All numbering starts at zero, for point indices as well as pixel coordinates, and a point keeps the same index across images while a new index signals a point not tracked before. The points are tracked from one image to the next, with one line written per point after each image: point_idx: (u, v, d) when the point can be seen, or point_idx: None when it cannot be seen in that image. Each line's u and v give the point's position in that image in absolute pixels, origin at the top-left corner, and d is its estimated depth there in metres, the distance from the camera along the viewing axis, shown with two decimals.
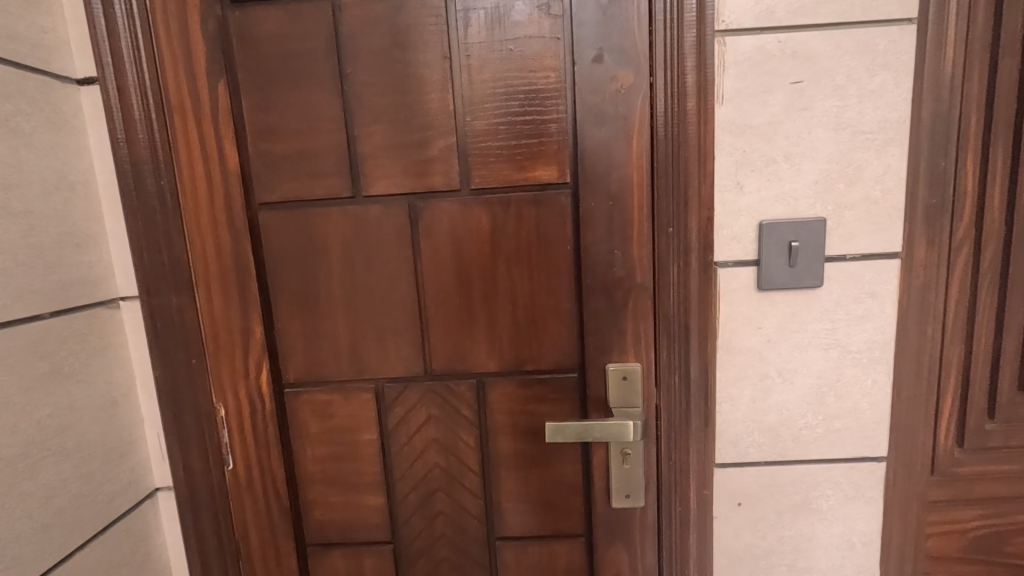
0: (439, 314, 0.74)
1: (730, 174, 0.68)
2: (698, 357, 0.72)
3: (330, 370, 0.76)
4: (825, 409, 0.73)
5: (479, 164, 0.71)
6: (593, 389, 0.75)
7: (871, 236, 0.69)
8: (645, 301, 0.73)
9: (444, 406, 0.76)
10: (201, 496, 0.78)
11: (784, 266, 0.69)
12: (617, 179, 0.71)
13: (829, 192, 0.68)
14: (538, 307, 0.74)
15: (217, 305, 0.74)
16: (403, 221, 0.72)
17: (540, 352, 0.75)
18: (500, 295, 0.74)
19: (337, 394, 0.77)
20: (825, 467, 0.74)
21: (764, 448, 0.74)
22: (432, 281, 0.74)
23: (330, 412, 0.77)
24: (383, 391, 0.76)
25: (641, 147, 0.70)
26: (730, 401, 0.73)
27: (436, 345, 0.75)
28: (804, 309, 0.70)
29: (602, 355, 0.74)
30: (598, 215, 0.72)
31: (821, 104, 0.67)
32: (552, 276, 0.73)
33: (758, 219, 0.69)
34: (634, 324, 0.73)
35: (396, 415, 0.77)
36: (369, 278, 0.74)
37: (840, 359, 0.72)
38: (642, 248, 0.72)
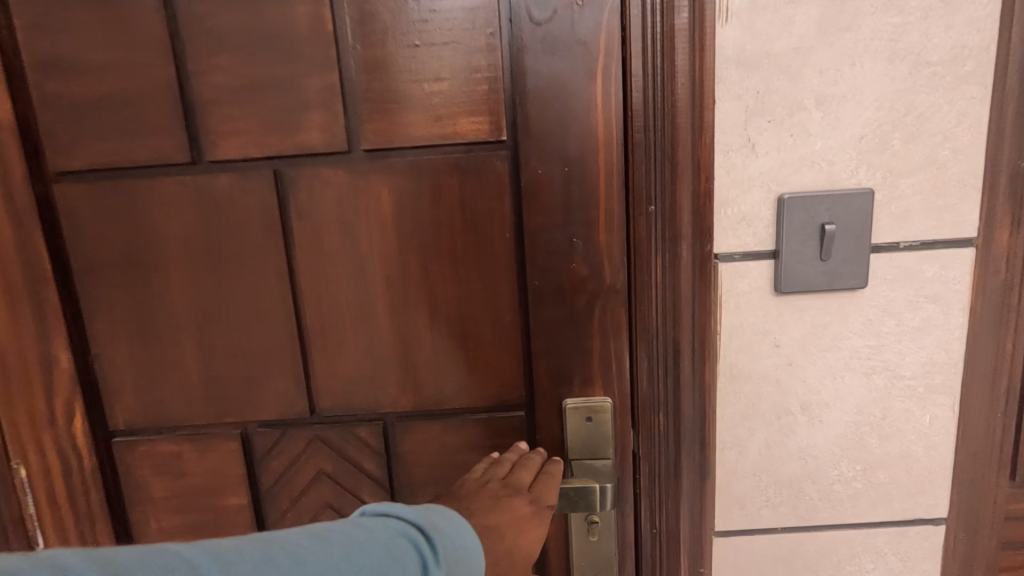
0: (327, 331, 0.53)
1: (739, 127, 0.47)
2: (692, 388, 0.51)
3: (177, 411, 0.54)
4: (866, 456, 0.53)
5: (376, 115, 0.49)
6: (546, 431, 0.55)
7: (936, 216, 0.48)
8: (617, 309, 0.52)
9: (338, 458, 0.55)
10: None
11: (814, 259, 0.48)
12: (575, 137, 0.49)
13: (878, 152, 0.47)
14: (467, 320, 0.53)
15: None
16: (265, 199, 0.50)
17: (472, 382, 0.54)
18: (412, 304, 0.52)
19: (188, 443, 0.55)
20: (863, 533, 0.54)
21: (782, 509, 0.54)
22: (313, 285, 0.52)
23: (181, 469, 0.56)
24: (251, 440, 0.55)
25: (609, 89, 0.48)
26: (736, 447, 0.53)
27: (325, 374, 0.53)
28: (840, 320, 0.50)
29: (557, 386, 0.54)
30: (551, 189, 0.50)
31: (870, 21, 0.46)
32: (487, 276, 0.52)
33: (779, 193, 0.48)
34: (602, 342, 0.53)
35: (274, 473, 0.56)
36: (222, 281, 0.52)
37: (888, 388, 0.52)
38: (612, 236, 0.51)
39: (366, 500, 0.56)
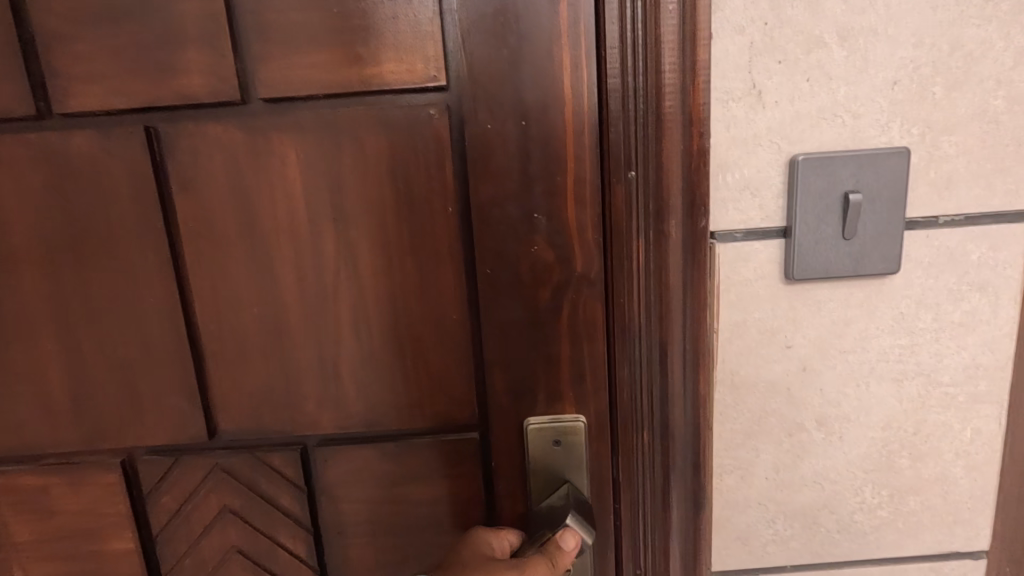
0: (228, 329, 0.47)
1: (742, 68, 0.37)
2: (683, 400, 0.41)
3: (39, 437, 0.51)
4: (895, 480, 0.43)
5: (280, 59, 0.41)
6: (504, 448, 0.47)
7: (986, 182, 0.39)
8: (592, 305, 0.43)
9: (238, 487, 0.50)
10: None
11: (836, 238, 0.38)
12: (533, 86, 0.40)
13: (915, 102, 0.38)
14: (396, 315, 0.45)
15: None
16: (128, 198, 0.45)
17: (406, 387, 0.47)
18: (327, 295, 0.45)
19: (56, 476, 0.52)
20: (889, 571, 0.45)
21: (793, 546, 0.44)
22: (205, 277, 0.46)
23: (56, 501, 0.53)
24: (139, 467, 0.51)
25: (575, 25, 0.39)
26: (738, 472, 0.43)
27: (230, 376, 0.48)
28: (865, 314, 0.40)
29: (519, 391, 0.45)
30: (503, 151, 0.41)
31: None
32: (424, 265, 0.44)
33: (791, 153, 0.38)
34: (574, 340, 0.44)
35: (167, 509, 0.52)
36: (88, 291, 0.47)
37: (923, 397, 0.42)
38: (584, 210, 0.41)
39: (271, 532, 0.51)
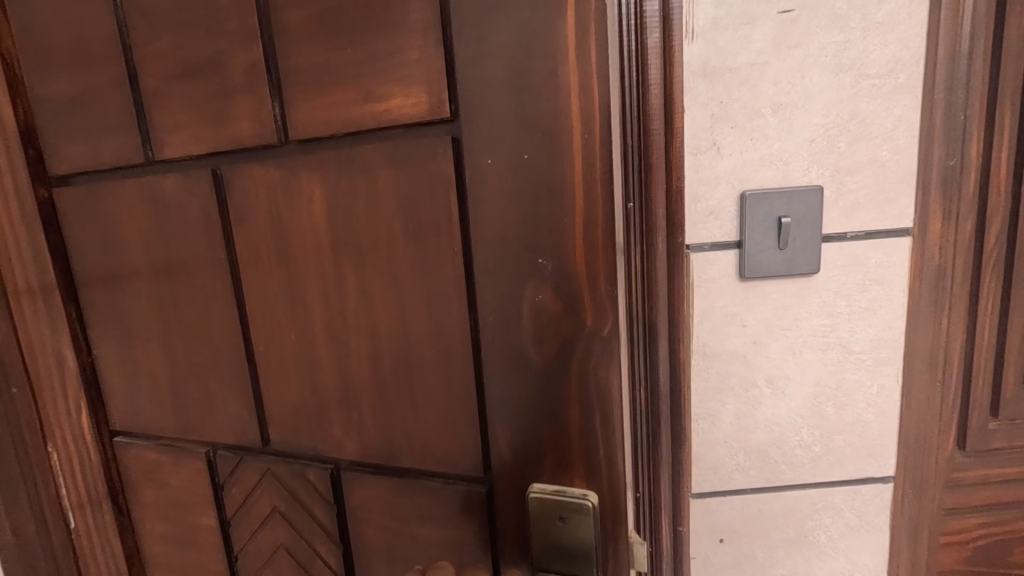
0: (278, 347, 0.62)
1: (706, 131, 0.54)
2: (670, 367, 0.57)
3: (154, 413, 0.70)
4: (824, 423, 0.59)
5: (318, 109, 0.54)
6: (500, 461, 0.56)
7: (879, 209, 0.55)
8: (594, 331, 0.53)
9: (282, 487, 0.66)
10: (36, 556, 0.74)
11: (773, 248, 0.55)
12: (537, 145, 0.49)
13: (827, 153, 0.54)
14: (409, 335, 0.57)
15: (26, 333, 0.69)
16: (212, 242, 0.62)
17: (422, 403, 0.58)
18: (356, 317, 0.58)
19: (167, 450, 0.70)
20: (821, 491, 0.61)
21: (750, 473, 0.60)
22: (257, 303, 0.61)
23: (163, 477, 0.71)
24: (216, 457, 0.68)
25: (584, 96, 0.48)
26: (709, 417, 0.59)
27: (277, 384, 0.63)
28: (798, 301, 0.57)
29: (532, 399, 0.54)
30: (511, 198, 0.51)
31: (817, 39, 0.52)
32: (431, 304, 0.55)
33: (741, 189, 0.54)
34: (584, 357, 0.53)
35: (235, 499, 0.69)
36: (184, 307, 0.65)
37: (842, 362, 0.58)
38: (596, 262, 0.51)
39: (305, 528, 0.67)
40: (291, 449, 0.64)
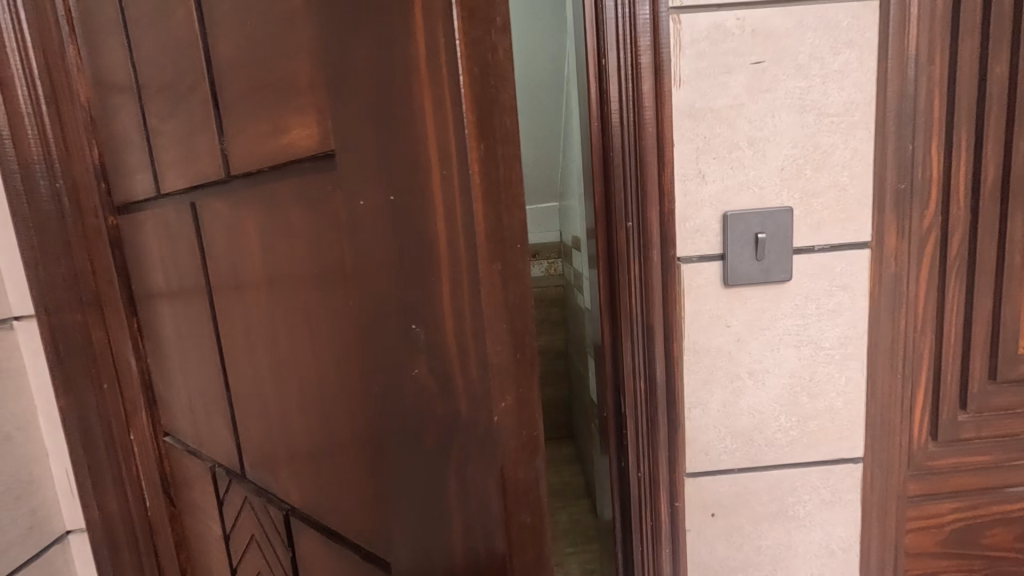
0: (235, 379, 0.59)
1: (692, 163, 0.63)
2: (665, 362, 0.67)
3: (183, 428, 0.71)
4: (799, 410, 0.69)
5: (243, 140, 0.49)
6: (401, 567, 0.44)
7: (842, 226, 0.65)
8: (477, 436, 0.37)
9: (258, 518, 0.63)
10: (119, 537, 0.75)
11: (751, 259, 0.64)
12: (396, 183, 0.35)
13: (795, 178, 0.64)
14: (319, 393, 0.49)
15: (102, 332, 0.71)
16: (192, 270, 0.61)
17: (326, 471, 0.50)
18: (277, 366, 0.53)
19: (194, 459, 0.70)
20: (799, 470, 0.70)
21: (736, 454, 0.69)
22: (223, 338, 0.59)
23: (191, 482, 0.72)
24: (217, 473, 0.67)
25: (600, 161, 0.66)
26: (700, 406, 0.68)
27: (246, 414, 0.59)
28: (774, 304, 0.66)
29: (420, 515, 0.41)
30: (382, 243, 0.38)
31: (784, 85, 0.62)
32: (334, 362, 0.46)
33: (723, 210, 0.64)
34: (461, 463, 0.38)
35: (227, 517, 0.68)
36: (183, 332, 0.65)
37: (813, 356, 0.68)
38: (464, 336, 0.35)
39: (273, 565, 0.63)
40: (261, 483, 0.60)
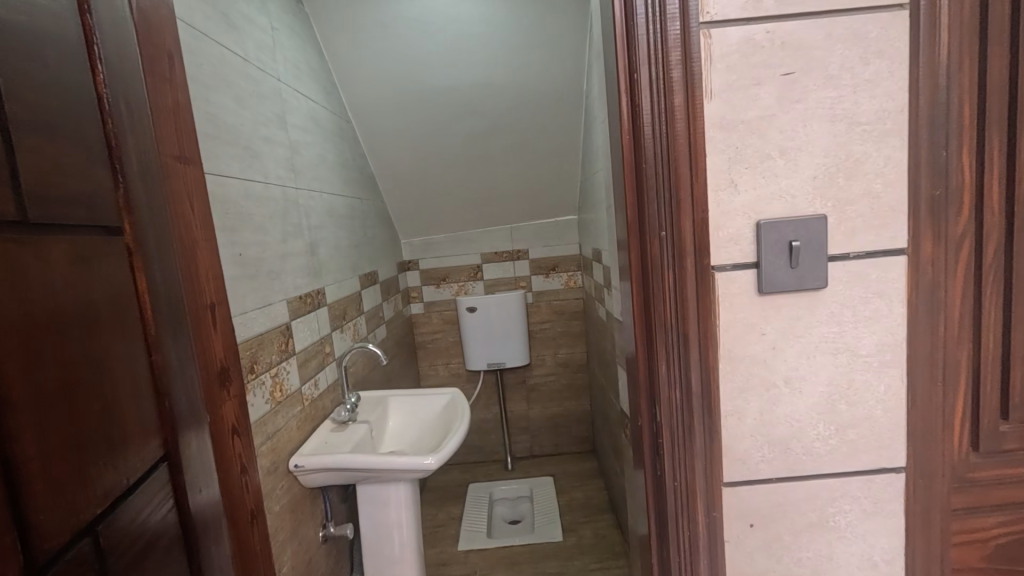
0: (185, 344, 0.66)
1: (724, 173, 0.64)
2: (700, 369, 0.68)
3: (144, 405, 0.56)
4: (837, 418, 0.68)
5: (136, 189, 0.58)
6: (191, 459, 0.64)
7: (876, 233, 0.65)
8: (185, 398, 0.64)
9: (168, 473, 0.59)
10: (193, 467, 0.64)
11: (786, 268, 0.65)
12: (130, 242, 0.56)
13: (828, 186, 0.65)
14: (163, 359, 0.60)
15: (69, 259, 0.46)
16: (152, 234, 0.61)
17: (168, 413, 0.60)
18: (166, 321, 0.62)
19: (188, 419, 0.64)
20: (839, 481, 0.69)
21: (775, 463, 0.69)
22: (176, 305, 0.65)
23: (189, 440, 0.64)
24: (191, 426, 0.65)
25: (633, 174, 0.69)
26: (736, 414, 0.68)
27: (183, 381, 0.64)
28: (809, 313, 0.66)
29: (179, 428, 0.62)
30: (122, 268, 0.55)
31: (814, 95, 0.63)
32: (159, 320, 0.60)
33: (757, 219, 0.65)
34: (163, 412, 0.59)
35: (191, 459, 0.64)
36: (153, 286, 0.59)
37: (850, 364, 0.67)
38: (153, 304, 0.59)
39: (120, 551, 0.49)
40: (148, 432, 0.56)
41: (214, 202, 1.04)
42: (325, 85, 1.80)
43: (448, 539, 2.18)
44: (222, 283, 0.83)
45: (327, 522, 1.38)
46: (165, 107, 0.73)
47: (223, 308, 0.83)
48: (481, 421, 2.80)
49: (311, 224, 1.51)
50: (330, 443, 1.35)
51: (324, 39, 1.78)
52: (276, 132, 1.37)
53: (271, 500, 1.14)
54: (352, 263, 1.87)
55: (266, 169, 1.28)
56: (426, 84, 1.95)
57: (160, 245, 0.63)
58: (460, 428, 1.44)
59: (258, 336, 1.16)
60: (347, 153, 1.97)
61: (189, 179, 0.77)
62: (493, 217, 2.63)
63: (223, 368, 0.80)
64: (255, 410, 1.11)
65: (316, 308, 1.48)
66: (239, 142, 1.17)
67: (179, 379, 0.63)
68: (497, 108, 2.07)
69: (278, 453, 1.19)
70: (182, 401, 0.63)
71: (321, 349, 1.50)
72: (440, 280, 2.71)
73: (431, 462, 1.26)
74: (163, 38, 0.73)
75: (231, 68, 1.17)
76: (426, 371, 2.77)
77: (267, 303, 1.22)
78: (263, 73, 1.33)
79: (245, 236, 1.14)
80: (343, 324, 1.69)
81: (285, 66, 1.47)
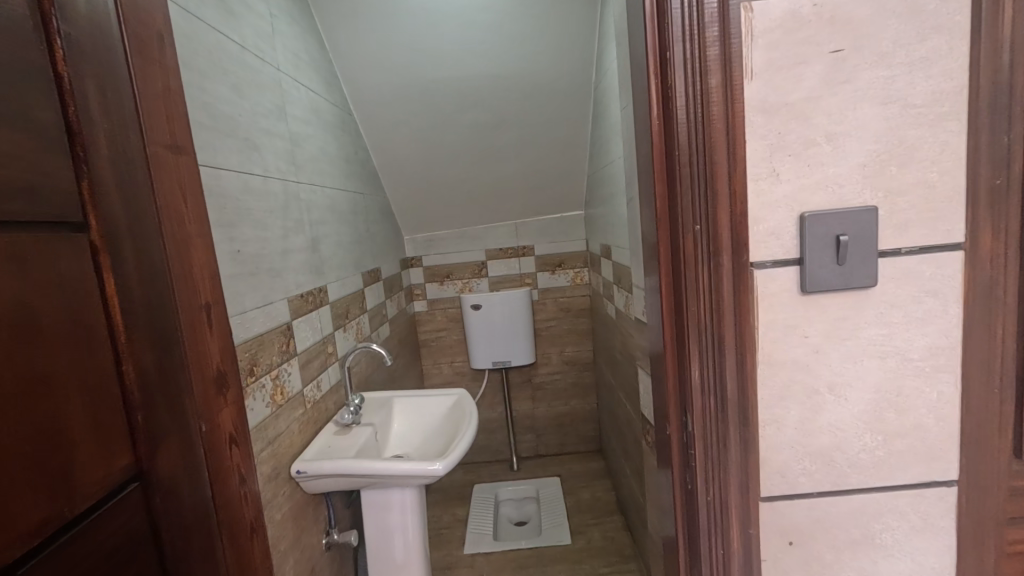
0: (171, 350, 0.61)
1: (765, 161, 0.59)
2: (737, 375, 0.62)
3: (103, 421, 0.51)
4: (885, 427, 0.63)
5: (104, 183, 0.53)
6: (174, 475, 0.60)
7: (931, 226, 0.60)
8: (168, 409, 0.60)
9: (140, 493, 0.55)
10: (175, 484, 0.60)
11: (833, 264, 0.59)
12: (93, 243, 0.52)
13: (879, 175, 0.59)
14: (136, 369, 0.55)
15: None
16: (126, 232, 0.56)
17: (138, 428, 0.55)
18: (143, 327, 0.57)
19: (171, 432, 0.60)
20: (886, 495, 0.64)
21: (817, 477, 0.64)
22: (159, 309, 0.60)
23: (171, 455, 0.59)
24: (175, 440, 0.60)
25: (663, 162, 0.63)
26: (775, 423, 0.63)
27: (164, 393, 0.59)
28: (856, 313, 0.61)
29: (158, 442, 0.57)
30: (81, 270, 0.50)
31: (865, 74, 0.58)
32: (133, 326, 0.55)
33: (800, 212, 0.59)
34: (134, 427, 0.55)
35: (172, 474, 0.59)
36: (123, 289, 0.55)
37: (900, 369, 0.62)
38: (124, 309, 0.54)
39: None
40: (109, 451, 0.51)
41: (211, 196, 0.98)
42: (327, 77, 1.74)
43: (455, 541, 2.14)
44: (219, 282, 0.78)
45: (331, 528, 1.34)
46: (156, 92, 0.67)
47: (220, 308, 0.78)
48: (486, 420, 2.76)
49: (312, 219, 1.46)
50: (334, 447, 1.30)
51: (325, 28, 1.72)
52: (276, 124, 1.31)
53: (272, 509, 1.09)
54: (355, 260, 1.81)
55: (266, 161, 1.22)
56: (429, 75, 1.89)
57: (140, 244, 0.58)
58: (468, 432, 1.38)
59: (258, 336, 1.10)
60: (350, 147, 1.91)
61: (183, 170, 0.72)
62: (498, 213, 2.57)
63: (221, 373, 0.75)
64: (254, 415, 1.06)
65: (318, 307, 1.43)
66: (237, 133, 1.11)
67: (160, 389, 0.59)
68: (501, 100, 2.01)
69: (279, 459, 1.14)
70: (163, 413, 0.58)
71: (324, 349, 1.44)
72: (444, 278, 2.66)
73: (439, 467, 1.21)
74: (151, 19, 0.68)
75: (227, 55, 1.11)
76: (430, 370, 2.72)
77: (268, 302, 1.16)
78: (262, 62, 1.27)
79: (244, 232, 1.08)
80: (345, 323, 1.64)
81: (285, 55, 1.41)
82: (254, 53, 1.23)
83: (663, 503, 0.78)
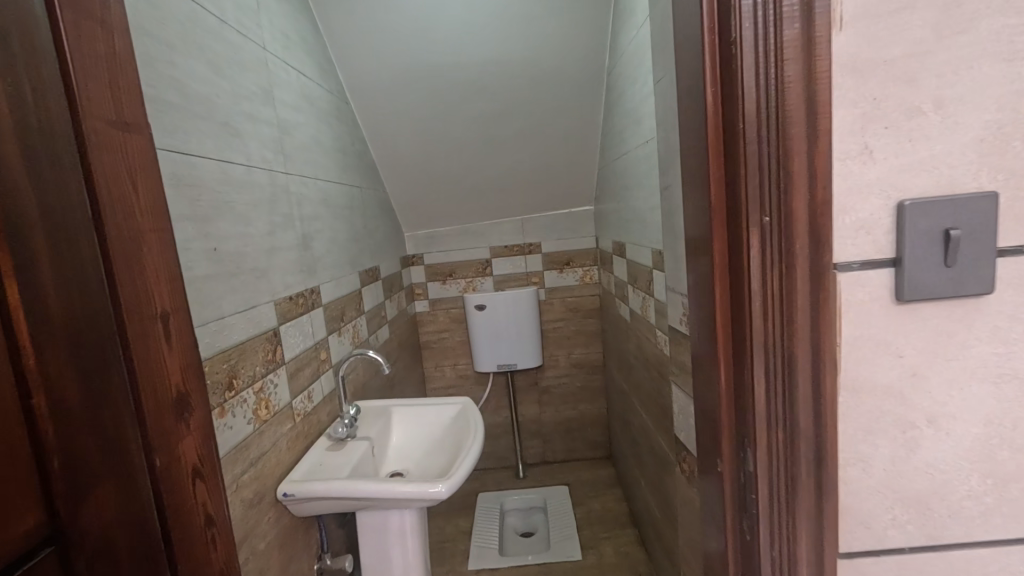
0: (104, 376, 0.52)
1: (856, 135, 0.46)
2: (812, 404, 0.50)
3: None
4: (997, 470, 0.50)
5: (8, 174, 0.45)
6: (105, 526, 0.51)
7: None
8: (97, 448, 0.51)
9: (52, 553, 0.47)
10: (107, 537, 0.51)
11: (939, 266, 0.47)
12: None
13: (1000, 152, 0.46)
14: (50, 405, 0.47)
15: None
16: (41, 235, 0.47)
17: (53, 476, 0.47)
18: (64, 351, 0.48)
19: (101, 475, 0.51)
20: (995, 552, 0.52)
21: (909, 529, 0.52)
22: (88, 325, 0.51)
23: (99, 504, 0.51)
24: (106, 484, 0.51)
25: (719, 138, 0.51)
26: (859, 463, 0.51)
27: (93, 429, 0.50)
28: (965, 328, 0.48)
29: (81, 490, 0.49)
30: None
31: (986, 23, 0.45)
32: (46, 352, 0.47)
33: (898, 199, 0.47)
34: (44, 476, 0.47)
35: (102, 526, 0.51)
36: (37, 307, 0.46)
37: (1018, 398, 0.49)
38: (36, 332, 0.46)
39: None
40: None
41: (181, 186, 0.86)
42: (320, 61, 1.62)
43: (458, 556, 2.02)
44: (181, 288, 0.65)
45: (322, 553, 1.22)
46: (97, 54, 0.55)
47: (183, 316, 0.65)
48: (490, 425, 2.64)
49: (303, 214, 1.34)
50: (326, 465, 1.18)
51: (318, 8, 1.59)
52: (262, 108, 1.19)
53: (254, 538, 0.97)
54: (351, 258, 1.69)
55: (250, 149, 1.10)
56: (430, 60, 1.76)
57: (61, 248, 0.49)
58: (473, 447, 1.25)
59: (239, 345, 0.98)
60: (346, 137, 1.79)
61: (133, 153, 0.60)
62: (503, 208, 2.44)
63: (184, 394, 0.63)
64: (233, 433, 0.94)
65: (309, 310, 1.31)
66: (215, 116, 0.99)
67: (86, 427, 0.50)
68: (508, 87, 1.88)
69: (264, 480, 1.02)
70: (92, 455, 0.50)
71: (316, 356, 1.33)
72: (446, 276, 2.54)
73: (441, 490, 1.08)
74: None
75: (204, 28, 0.99)
76: (432, 373, 2.60)
77: (251, 305, 1.04)
78: (245, 38, 1.15)
79: (221, 227, 0.96)
80: (340, 326, 1.52)
81: (272, 33, 1.29)
82: (235, 28, 1.10)
83: (707, 548, 0.66)
